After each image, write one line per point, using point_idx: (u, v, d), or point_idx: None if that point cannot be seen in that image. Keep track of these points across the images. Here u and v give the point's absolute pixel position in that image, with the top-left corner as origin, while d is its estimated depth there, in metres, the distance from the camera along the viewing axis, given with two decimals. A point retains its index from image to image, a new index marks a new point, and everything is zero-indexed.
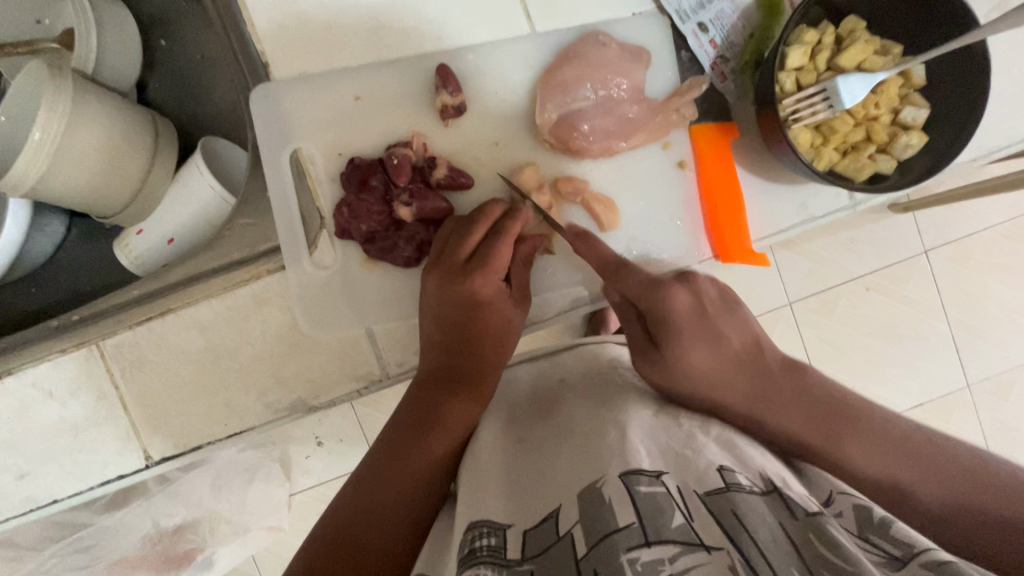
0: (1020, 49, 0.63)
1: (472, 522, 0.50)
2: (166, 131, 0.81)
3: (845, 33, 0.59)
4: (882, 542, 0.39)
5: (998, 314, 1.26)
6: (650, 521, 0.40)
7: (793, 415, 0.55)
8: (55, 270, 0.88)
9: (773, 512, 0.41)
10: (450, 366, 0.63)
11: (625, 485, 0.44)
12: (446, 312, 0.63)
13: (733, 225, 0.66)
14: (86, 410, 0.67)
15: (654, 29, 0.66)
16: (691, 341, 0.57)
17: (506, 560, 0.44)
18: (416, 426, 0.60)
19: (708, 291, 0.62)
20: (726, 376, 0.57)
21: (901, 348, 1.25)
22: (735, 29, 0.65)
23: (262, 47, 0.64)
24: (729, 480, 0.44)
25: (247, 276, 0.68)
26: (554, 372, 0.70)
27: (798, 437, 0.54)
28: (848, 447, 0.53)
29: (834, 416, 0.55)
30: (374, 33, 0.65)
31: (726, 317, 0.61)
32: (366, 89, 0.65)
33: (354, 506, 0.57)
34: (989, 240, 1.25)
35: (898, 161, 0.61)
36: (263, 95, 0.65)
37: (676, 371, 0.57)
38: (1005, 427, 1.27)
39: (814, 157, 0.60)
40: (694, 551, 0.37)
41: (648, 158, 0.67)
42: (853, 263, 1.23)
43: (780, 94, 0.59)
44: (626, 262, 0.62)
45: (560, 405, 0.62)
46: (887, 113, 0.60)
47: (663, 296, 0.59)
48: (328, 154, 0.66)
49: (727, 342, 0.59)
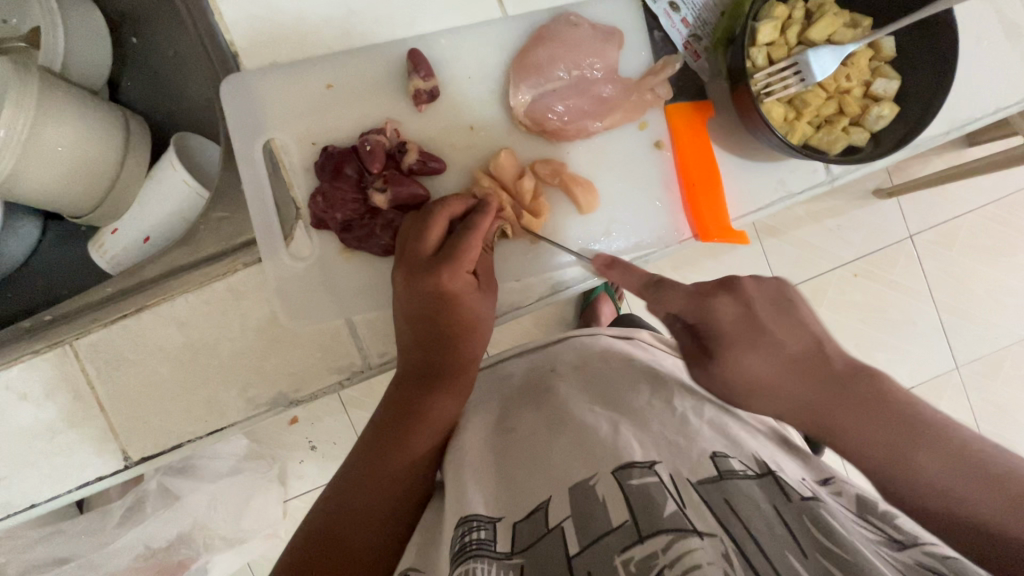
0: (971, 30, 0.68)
1: (462, 518, 0.50)
2: (138, 126, 0.80)
3: (815, 7, 0.60)
4: (883, 524, 0.42)
5: (984, 295, 1.27)
6: (641, 516, 0.40)
7: (867, 434, 0.50)
8: (29, 274, 0.86)
9: (768, 496, 0.43)
10: (422, 363, 0.62)
11: (617, 481, 0.45)
12: (417, 308, 0.61)
13: (712, 202, 0.66)
14: (62, 412, 0.66)
15: (626, 9, 0.66)
16: (744, 349, 0.53)
17: (498, 554, 0.44)
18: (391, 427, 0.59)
19: (761, 299, 0.55)
20: (786, 387, 0.53)
21: (890, 331, 1.26)
22: (706, 7, 0.65)
23: (232, 38, 0.64)
24: (723, 468, 0.46)
25: (222, 270, 0.67)
26: (545, 362, 0.70)
27: (872, 458, 0.50)
28: (929, 467, 0.47)
29: (914, 435, 0.49)
30: (345, 20, 0.65)
31: (783, 322, 0.54)
32: (339, 76, 0.65)
33: (329, 516, 0.55)
34: (973, 221, 1.26)
35: (871, 133, 0.61)
36: (234, 86, 0.64)
37: (732, 380, 0.54)
38: (995, 407, 1.28)
39: (788, 131, 0.60)
40: (686, 537, 0.38)
41: (624, 138, 0.67)
42: (841, 247, 1.24)
43: (751, 69, 0.59)
44: (664, 278, 0.56)
45: (552, 395, 0.62)
46: (858, 86, 0.60)
47: (707, 311, 0.54)
48: (302, 143, 0.65)
49: (788, 349, 0.53)
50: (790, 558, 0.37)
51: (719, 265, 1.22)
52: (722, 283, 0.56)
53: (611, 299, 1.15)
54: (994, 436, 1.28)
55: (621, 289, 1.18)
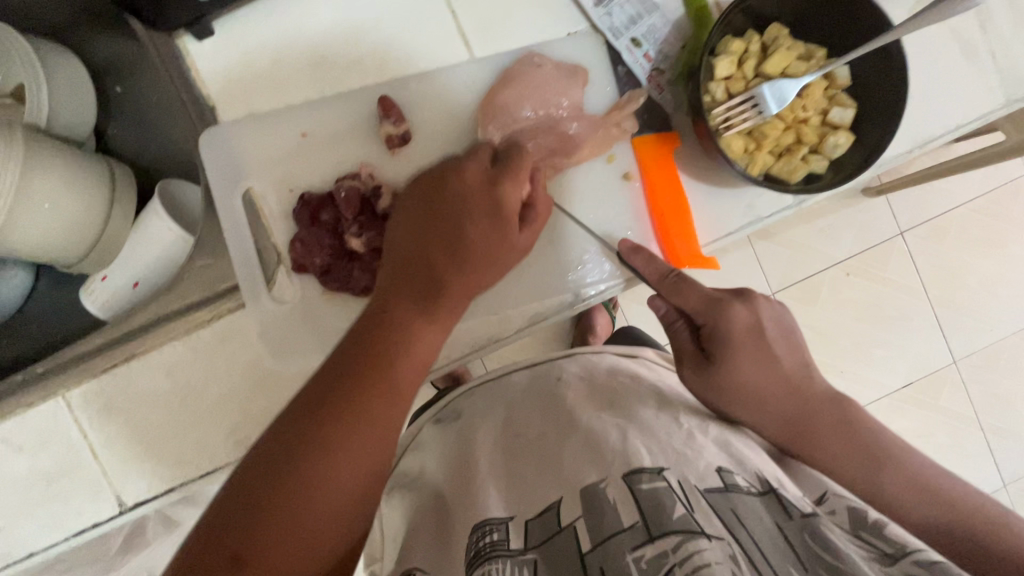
0: (929, 49, 0.70)
1: (477, 524, 0.52)
2: (122, 175, 0.82)
3: (770, 40, 0.61)
4: (877, 540, 0.43)
5: (977, 288, 1.28)
6: (652, 517, 0.42)
7: (835, 444, 0.57)
8: (24, 321, 0.88)
9: (771, 513, 0.44)
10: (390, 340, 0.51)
11: (627, 485, 0.47)
12: (445, 223, 0.57)
13: (682, 231, 0.68)
14: (57, 462, 0.68)
15: (588, 47, 0.68)
16: (746, 359, 0.57)
17: (512, 551, 0.46)
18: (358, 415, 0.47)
19: (770, 317, 0.59)
20: (774, 398, 0.58)
21: (886, 328, 1.27)
22: (667, 42, 0.67)
23: (209, 92, 0.66)
24: (728, 481, 0.48)
25: (208, 316, 0.69)
26: (549, 373, 0.71)
27: (837, 468, 0.57)
28: (884, 478, 0.55)
29: (874, 453, 0.57)
30: (317, 69, 0.67)
31: (783, 340, 0.60)
32: (312, 124, 0.67)
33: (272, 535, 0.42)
34: (962, 216, 1.28)
35: (831, 160, 0.62)
36: (211, 139, 0.66)
37: (728, 389, 0.57)
38: (995, 398, 1.29)
39: (749, 162, 0.61)
40: (695, 538, 0.39)
41: (594, 173, 0.69)
42: (832, 248, 1.26)
43: (711, 103, 0.61)
44: (683, 274, 0.59)
45: (561, 403, 0.64)
46: (815, 116, 0.62)
47: (724, 314, 0.57)
48: (280, 190, 0.67)
49: (782, 367, 0.59)
50: (791, 569, 0.38)
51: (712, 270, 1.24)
52: (737, 294, 0.60)
53: (606, 308, 1.14)
54: (995, 427, 1.29)
55: (615, 301, 1.20)
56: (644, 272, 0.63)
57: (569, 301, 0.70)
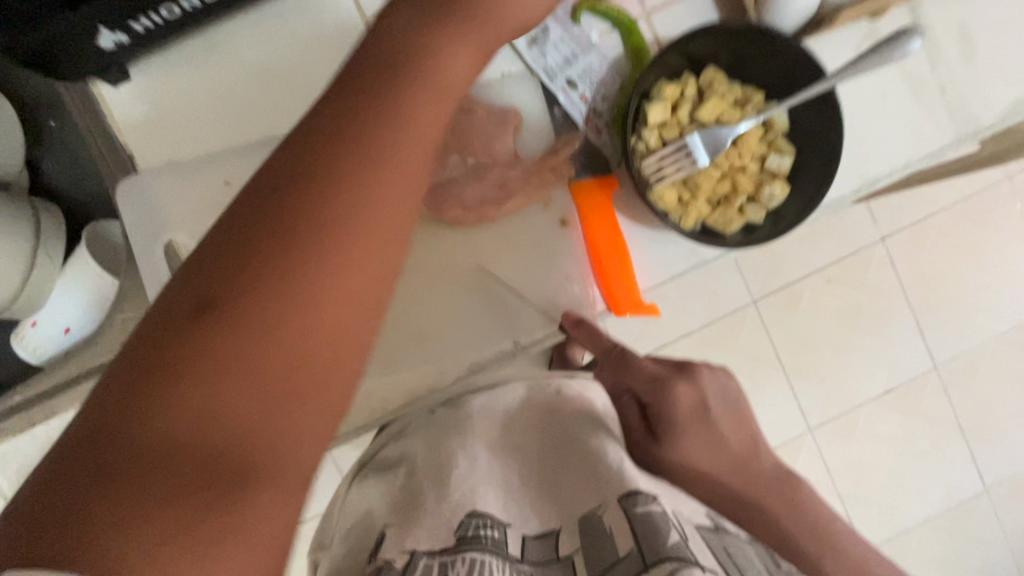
0: (875, 84, 0.68)
1: (472, 512, 0.49)
2: (48, 216, 0.79)
3: (705, 84, 0.59)
4: None
5: (957, 294, 1.27)
6: (646, 543, 0.38)
7: (787, 521, 0.55)
8: None
9: (761, 558, 0.43)
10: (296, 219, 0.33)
11: (622, 509, 0.44)
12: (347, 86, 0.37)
13: (622, 280, 0.65)
14: None
15: (521, 89, 0.66)
16: (690, 436, 0.56)
17: (508, 557, 0.44)
18: (281, 310, 0.32)
19: (713, 392, 0.59)
20: (721, 476, 0.56)
21: (862, 341, 1.25)
22: (604, 82, 0.65)
23: (127, 141, 0.63)
24: (718, 524, 0.47)
25: None
26: (547, 387, 0.63)
27: (787, 540, 0.54)
28: (831, 563, 0.54)
29: (822, 535, 0.55)
30: (242, 111, 0.64)
31: (728, 416, 0.59)
32: (235, 172, 0.64)
33: (171, 488, 0.28)
34: (942, 222, 1.26)
35: (770, 210, 0.60)
36: (130, 189, 0.64)
37: (675, 465, 0.55)
38: (976, 404, 1.27)
39: (682, 215, 0.59)
40: (691, 569, 0.35)
41: (531, 220, 0.67)
42: (813, 254, 1.23)
43: (643, 151, 0.58)
44: (629, 351, 0.61)
45: (552, 424, 0.58)
46: (753, 163, 0.59)
47: (669, 394, 0.57)
48: (204, 241, 0.65)
49: (729, 444, 0.58)
50: None
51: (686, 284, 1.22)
52: (680, 369, 0.60)
53: None
54: (976, 433, 1.27)
55: None
56: (591, 347, 0.63)
57: (509, 350, 0.67)
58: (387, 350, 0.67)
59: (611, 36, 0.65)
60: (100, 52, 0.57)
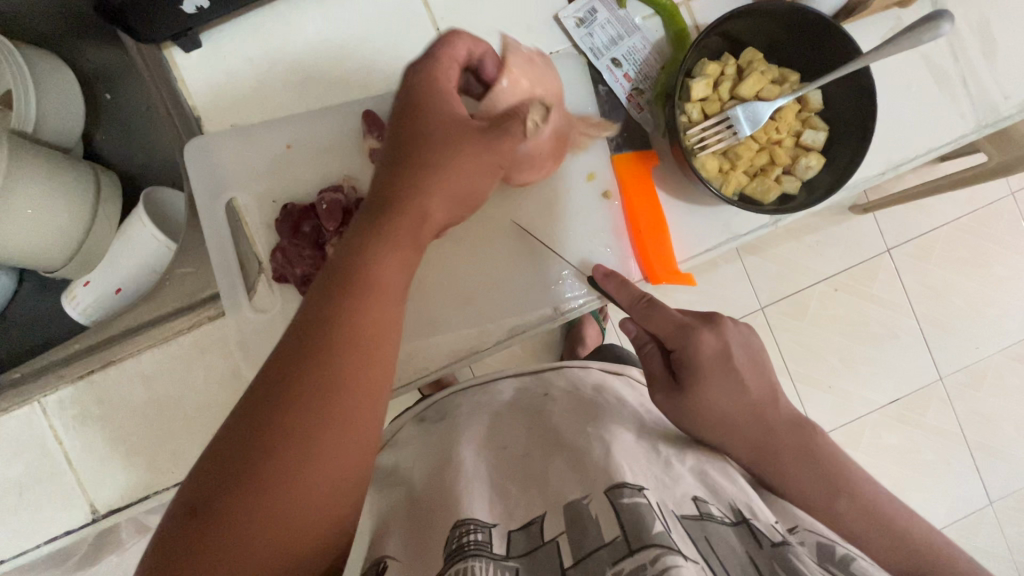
0: (897, 79, 0.72)
1: (457, 521, 0.51)
2: (109, 182, 0.83)
3: (745, 63, 0.63)
4: (843, 572, 0.43)
5: (963, 306, 1.30)
6: (632, 531, 0.42)
7: (804, 474, 0.58)
8: (7, 326, 0.88)
9: (743, 542, 0.45)
10: (359, 269, 0.45)
11: (609, 500, 0.47)
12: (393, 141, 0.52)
13: (660, 248, 0.69)
14: (30, 470, 0.67)
15: (570, 66, 0.70)
16: (714, 384, 0.57)
17: (495, 554, 0.45)
18: (330, 344, 0.42)
19: (738, 342, 0.59)
20: (742, 425, 0.58)
21: (870, 348, 1.28)
22: (647, 62, 0.69)
23: (195, 104, 0.67)
24: (703, 509, 0.49)
25: (189, 324, 0.70)
26: (538, 388, 0.73)
27: (801, 490, 0.58)
28: (844, 508, 0.57)
29: (834, 478, 0.57)
30: (303, 82, 0.68)
31: (751, 365, 0.59)
32: (297, 137, 0.68)
33: (273, 459, 0.38)
34: (948, 234, 1.30)
35: (804, 181, 0.64)
36: (195, 150, 0.67)
37: (699, 414, 0.57)
38: (981, 417, 1.29)
39: (724, 182, 0.63)
40: (674, 553, 0.38)
41: (575, 191, 0.71)
42: (820, 263, 1.27)
43: (686, 124, 0.63)
44: (655, 300, 0.60)
45: (544, 418, 0.66)
46: (789, 137, 0.63)
47: (691, 341, 0.57)
48: (262, 202, 0.68)
49: (749, 391, 0.59)
50: None
51: (700, 286, 1.25)
52: (704, 317, 0.60)
53: (596, 321, 1.17)
54: (981, 446, 1.29)
55: (606, 312, 1.22)
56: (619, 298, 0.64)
57: (549, 314, 0.70)
58: (433, 313, 0.69)
59: (653, 20, 0.69)
60: (182, 15, 0.61)
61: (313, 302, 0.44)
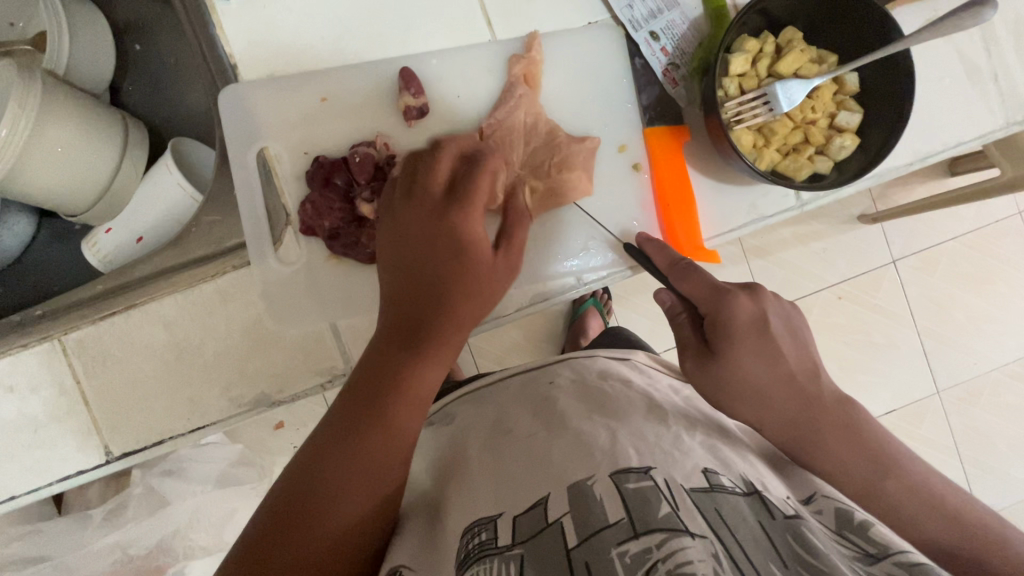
0: (927, 74, 0.72)
1: (467, 527, 0.52)
2: (137, 129, 0.83)
3: (784, 42, 0.63)
4: (859, 540, 0.44)
5: (963, 322, 1.30)
6: (637, 514, 0.42)
7: (844, 450, 0.57)
8: (22, 270, 0.87)
9: (754, 511, 0.45)
10: (395, 373, 0.53)
11: (614, 483, 0.47)
12: (417, 233, 0.58)
13: (687, 224, 0.70)
14: (46, 407, 0.68)
15: (608, 36, 0.70)
16: (748, 352, 0.57)
17: (501, 547, 0.46)
18: (369, 433, 0.51)
19: (775, 310, 0.60)
20: (778, 397, 0.58)
21: (870, 356, 1.29)
22: (685, 37, 0.69)
23: (232, 50, 0.66)
24: (713, 481, 0.48)
25: (213, 271, 0.70)
26: (542, 378, 0.69)
27: (842, 468, 0.57)
28: (889, 485, 0.56)
29: (875, 454, 0.58)
30: (342, 36, 0.68)
31: (788, 336, 0.59)
32: (332, 91, 0.68)
33: (307, 525, 0.49)
34: (954, 248, 1.30)
35: (835, 162, 0.65)
36: (230, 96, 0.67)
37: (730, 382, 0.57)
38: (975, 432, 1.30)
39: (757, 157, 0.64)
40: (679, 536, 0.39)
41: (605, 161, 0.71)
42: (825, 270, 1.27)
43: (723, 97, 0.63)
44: (692, 263, 0.61)
45: (552, 404, 0.63)
46: (824, 117, 0.64)
47: (728, 305, 0.57)
48: (294, 153, 0.68)
49: (786, 362, 0.59)
50: (772, 566, 0.39)
51: None
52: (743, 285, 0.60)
53: (599, 314, 1.17)
54: (973, 462, 1.30)
55: (609, 305, 1.22)
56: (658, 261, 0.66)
57: (571, 284, 0.70)
58: None
59: None
60: None
61: (357, 391, 0.53)
